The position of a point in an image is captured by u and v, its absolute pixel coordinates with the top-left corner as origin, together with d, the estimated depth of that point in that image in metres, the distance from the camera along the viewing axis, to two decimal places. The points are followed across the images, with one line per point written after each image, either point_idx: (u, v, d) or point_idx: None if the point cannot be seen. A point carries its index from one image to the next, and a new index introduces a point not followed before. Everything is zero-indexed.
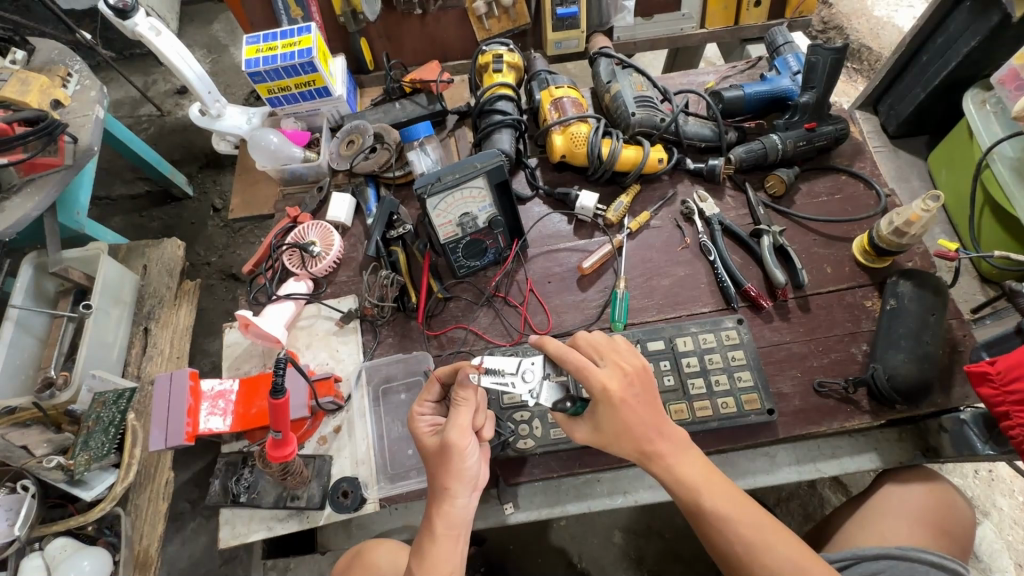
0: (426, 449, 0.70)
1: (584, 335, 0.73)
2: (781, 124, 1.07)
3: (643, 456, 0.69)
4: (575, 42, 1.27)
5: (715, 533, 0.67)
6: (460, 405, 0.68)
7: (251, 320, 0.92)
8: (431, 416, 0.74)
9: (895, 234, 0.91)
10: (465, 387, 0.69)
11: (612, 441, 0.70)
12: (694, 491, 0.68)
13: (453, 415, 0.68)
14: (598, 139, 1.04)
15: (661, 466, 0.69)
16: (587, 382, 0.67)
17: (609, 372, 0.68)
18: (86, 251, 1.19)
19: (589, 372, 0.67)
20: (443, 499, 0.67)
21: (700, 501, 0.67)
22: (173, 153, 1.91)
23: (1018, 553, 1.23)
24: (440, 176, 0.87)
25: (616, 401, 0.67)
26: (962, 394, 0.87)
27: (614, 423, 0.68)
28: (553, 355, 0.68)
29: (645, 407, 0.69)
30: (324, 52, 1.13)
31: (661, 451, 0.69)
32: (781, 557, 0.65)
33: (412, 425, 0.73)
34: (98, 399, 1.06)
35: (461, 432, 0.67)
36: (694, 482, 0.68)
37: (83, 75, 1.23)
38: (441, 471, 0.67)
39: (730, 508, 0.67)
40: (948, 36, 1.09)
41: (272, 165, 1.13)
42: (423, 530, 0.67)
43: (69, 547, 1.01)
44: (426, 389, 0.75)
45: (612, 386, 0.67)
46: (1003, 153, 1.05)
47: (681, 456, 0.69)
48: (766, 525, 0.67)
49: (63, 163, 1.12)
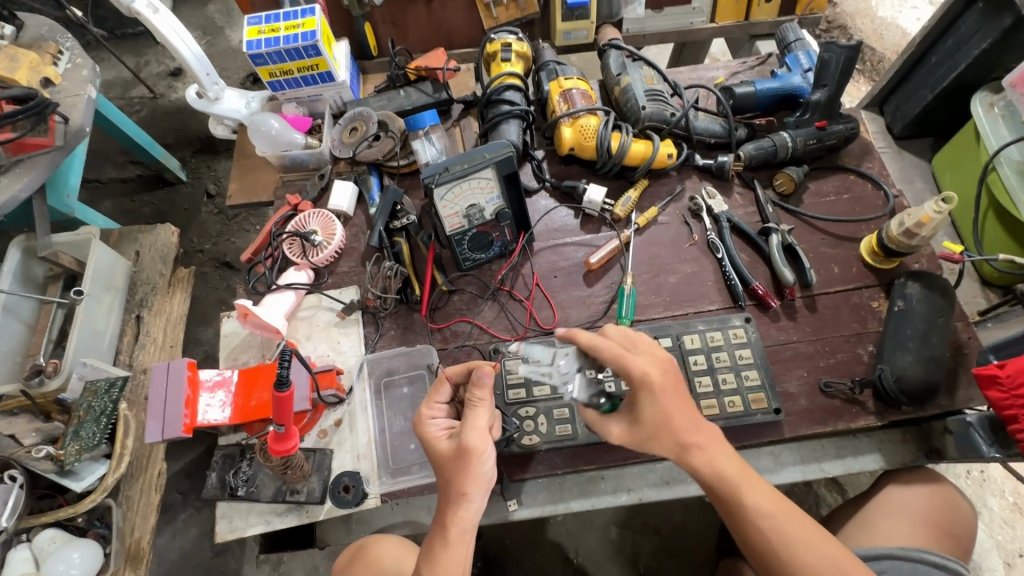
0: (439, 453, 0.68)
1: (613, 326, 0.73)
2: (791, 122, 1.06)
3: (682, 450, 0.68)
4: (584, 33, 1.25)
5: (751, 530, 0.67)
6: (476, 406, 0.67)
7: (251, 309, 0.90)
8: (443, 419, 0.72)
9: (905, 235, 0.91)
10: (479, 387, 0.67)
11: (649, 436, 0.69)
12: (736, 488, 0.67)
13: (469, 416, 0.67)
14: (608, 132, 1.02)
15: (700, 460, 0.68)
16: (625, 369, 0.68)
17: (648, 360, 0.68)
18: (77, 235, 1.15)
19: (628, 359, 0.67)
20: (458, 503, 0.65)
21: (739, 497, 0.66)
22: (166, 137, 1.86)
23: (1007, 552, 1.25)
24: (448, 166, 0.84)
25: (657, 389, 0.67)
26: (966, 396, 0.87)
27: (654, 413, 0.67)
28: (586, 346, 0.69)
29: (682, 399, 0.68)
30: (328, 35, 1.10)
31: (700, 444, 0.68)
32: (822, 556, 0.64)
33: (423, 428, 0.71)
34: (90, 388, 1.04)
35: (479, 435, 0.66)
36: (734, 478, 0.67)
37: (75, 53, 1.18)
38: (458, 476, 0.65)
39: (769, 505, 0.67)
40: (959, 37, 1.08)
41: (272, 151, 1.11)
42: (437, 531, 0.65)
43: (59, 540, 0.98)
44: (435, 389, 0.74)
45: (653, 373, 0.67)
46: (1009, 156, 1.06)
47: (717, 449, 0.68)
48: (804, 526, 0.66)
49: (54, 144, 1.08)
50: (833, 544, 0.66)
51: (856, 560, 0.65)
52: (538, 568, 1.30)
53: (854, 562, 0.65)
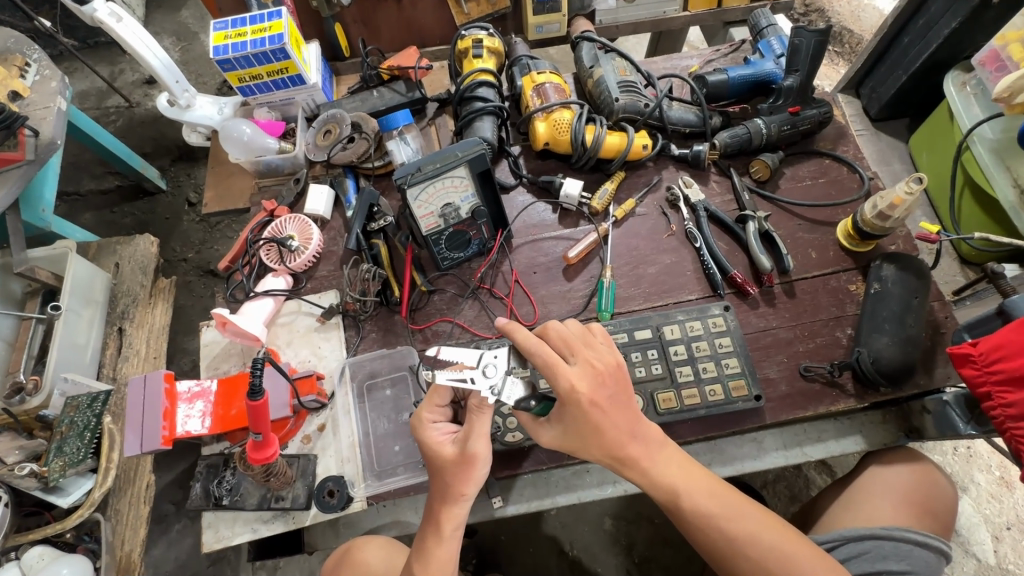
0: (443, 457, 0.68)
1: (557, 325, 0.71)
2: (765, 109, 1.06)
3: (616, 460, 0.71)
4: (557, 26, 1.24)
5: (700, 531, 0.71)
6: (473, 412, 0.66)
7: (228, 318, 0.90)
8: (444, 423, 0.71)
9: (879, 218, 0.92)
10: (481, 393, 0.66)
11: (580, 444, 0.70)
12: (674, 492, 0.71)
13: (473, 422, 0.66)
14: (581, 126, 1.02)
15: (636, 471, 0.71)
16: (556, 379, 0.66)
17: (580, 372, 0.67)
18: (54, 250, 1.13)
19: (559, 372, 0.66)
20: (455, 503, 0.67)
21: (678, 498, 0.71)
22: (144, 147, 1.84)
23: (994, 526, 1.27)
24: (420, 166, 0.85)
25: (585, 404, 0.66)
26: (944, 374, 0.88)
27: (582, 424, 0.68)
28: (521, 345, 0.66)
29: (615, 410, 0.69)
30: (297, 38, 1.08)
31: (632, 456, 0.70)
32: (767, 550, 0.69)
33: (424, 435, 0.70)
34: (72, 404, 1.03)
35: (482, 441, 0.66)
36: (672, 483, 0.71)
37: (42, 64, 1.16)
38: (459, 479, 0.66)
39: (709, 503, 0.71)
40: (930, 17, 1.08)
41: (245, 157, 1.10)
42: (430, 526, 0.68)
43: (47, 555, 0.98)
44: (434, 392, 0.72)
45: (582, 387, 0.66)
46: (982, 135, 1.06)
47: (653, 459, 0.71)
48: (755, 519, 0.71)
49: (24, 158, 1.06)
50: (790, 534, 0.71)
51: (805, 544, 0.70)
52: (534, 562, 1.31)
53: (807, 549, 0.70)
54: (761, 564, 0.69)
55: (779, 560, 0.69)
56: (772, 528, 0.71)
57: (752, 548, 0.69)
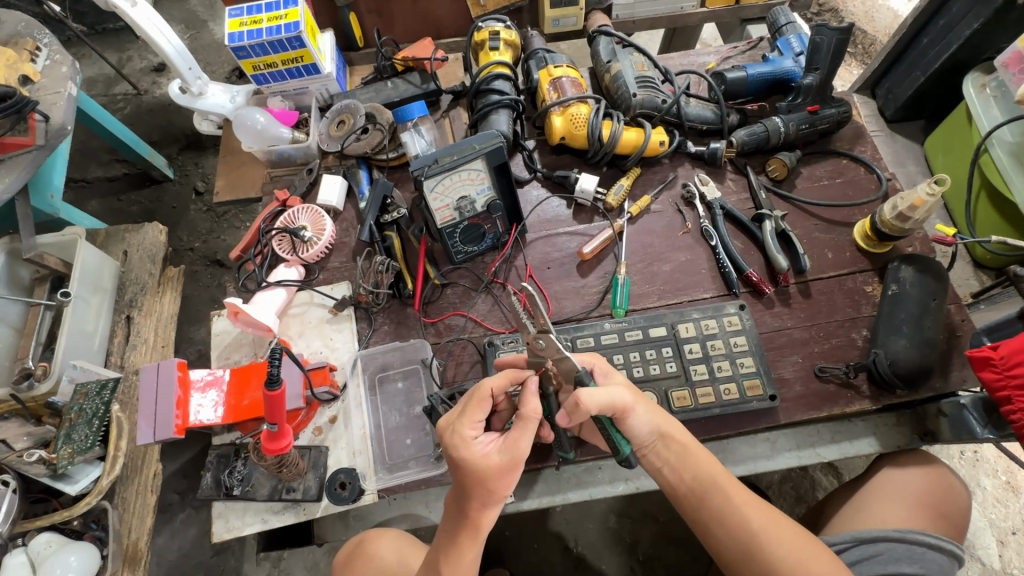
0: (493, 469, 0.64)
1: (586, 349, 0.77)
2: (783, 107, 1.05)
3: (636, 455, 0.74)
4: (573, 19, 1.23)
5: (718, 523, 0.73)
6: (528, 419, 0.65)
7: (241, 307, 0.89)
8: (484, 435, 0.68)
9: (898, 219, 0.91)
10: (532, 397, 0.65)
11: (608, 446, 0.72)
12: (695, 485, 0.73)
13: (524, 427, 0.65)
14: (598, 121, 1.01)
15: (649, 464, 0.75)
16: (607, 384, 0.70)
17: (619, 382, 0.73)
18: (63, 236, 1.13)
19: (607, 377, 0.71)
20: (493, 505, 0.66)
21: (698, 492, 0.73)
22: (151, 135, 1.83)
23: (1000, 530, 1.27)
24: (437, 158, 0.84)
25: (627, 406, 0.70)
26: (959, 377, 0.87)
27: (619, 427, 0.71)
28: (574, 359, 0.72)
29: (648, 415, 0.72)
30: (312, 26, 1.07)
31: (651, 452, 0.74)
32: (778, 549, 0.69)
33: (470, 450, 0.65)
34: (81, 391, 1.03)
35: (531, 444, 0.65)
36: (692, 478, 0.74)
37: (53, 49, 1.15)
38: (502, 482, 0.65)
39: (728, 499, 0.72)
40: (951, 17, 1.07)
41: (258, 146, 1.09)
42: (463, 530, 0.67)
43: (54, 543, 0.97)
44: (474, 407, 0.67)
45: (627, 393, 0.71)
46: (1002, 138, 1.05)
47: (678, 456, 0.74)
48: (770, 519, 0.72)
49: (34, 144, 1.06)
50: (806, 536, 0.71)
51: (820, 547, 0.70)
52: (538, 558, 1.31)
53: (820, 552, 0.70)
54: (772, 560, 0.69)
55: (788, 560, 0.68)
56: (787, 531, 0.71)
57: (763, 545, 0.70)
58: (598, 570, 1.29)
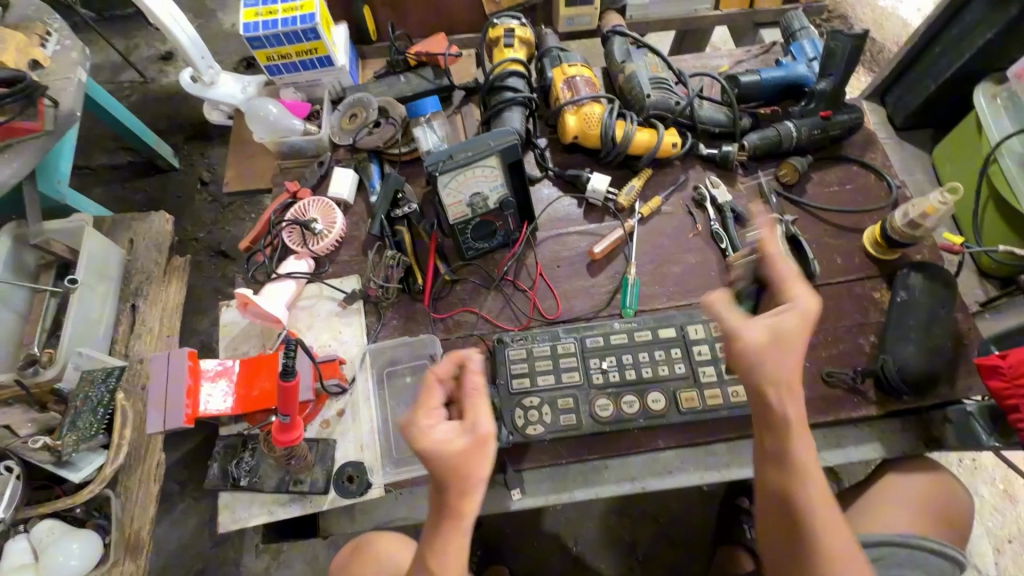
0: (458, 451, 0.64)
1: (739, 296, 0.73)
2: (796, 112, 1.05)
3: (769, 421, 0.65)
4: (587, 19, 1.23)
5: (802, 522, 0.63)
6: (472, 396, 0.68)
7: (251, 298, 0.89)
8: (442, 422, 0.68)
9: (909, 227, 0.91)
10: (477, 377, 0.70)
11: (754, 396, 0.66)
12: (801, 477, 0.63)
13: (478, 406, 0.67)
14: (612, 121, 1.01)
15: (777, 439, 0.65)
16: (737, 329, 0.67)
17: (762, 330, 0.66)
18: (70, 223, 1.13)
19: (747, 325, 0.66)
20: (473, 492, 0.65)
21: (798, 485, 0.63)
22: (157, 123, 1.82)
23: (997, 538, 1.28)
24: (451, 154, 0.84)
25: (760, 353, 0.65)
26: (966, 386, 0.88)
27: (765, 377, 0.65)
28: None
29: (792, 371, 0.65)
30: (327, 19, 1.07)
31: (783, 423, 0.64)
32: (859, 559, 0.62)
33: (427, 437, 0.65)
34: (86, 378, 1.03)
35: (489, 419, 0.67)
36: (800, 466, 0.64)
37: (63, 34, 1.15)
38: (478, 466, 0.65)
39: (825, 497, 0.63)
40: (963, 28, 1.07)
41: (270, 137, 1.09)
42: (445, 523, 0.65)
43: (56, 530, 0.98)
44: (427, 395, 0.69)
45: (765, 340, 0.65)
46: (1011, 147, 1.07)
47: (801, 432, 0.64)
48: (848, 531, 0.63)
49: (44, 129, 1.05)
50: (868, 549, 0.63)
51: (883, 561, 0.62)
52: (538, 555, 1.31)
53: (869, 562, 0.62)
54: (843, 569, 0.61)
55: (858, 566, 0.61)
56: (858, 547, 0.63)
57: (837, 563, 0.61)
58: (597, 569, 1.30)
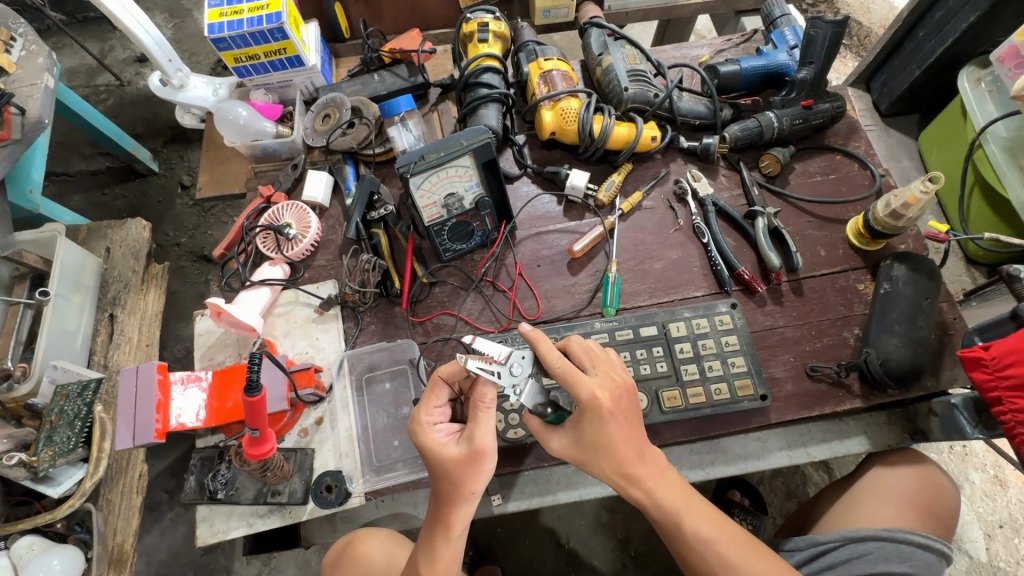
0: (451, 460, 0.64)
1: (578, 340, 0.72)
2: (777, 102, 1.03)
3: (623, 478, 0.69)
4: (565, 11, 1.21)
5: (691, 553, 0.71)
6: (480, 409, 0.64)
7: (224, 307, 0.87)
8: (445, 423, 0.68)
9: (891, 217, 0.90)
10: (488, 387, 0.64)
11: (590, 455, 0.69)
12: (676, 516, 0.70)
13: (478, 417, 0.65)
14: (589, 116, 0.99)
15: (639, 489, 0.70)
16: (576, 389, 0.66)
17: (600, 381, 0.68)
18: (42, 232, 1.10)
19: (579, 382, 0.66)
20: (465, 501, 0.65)
21: (681, 524, 0.70)
22: (134, 127, 1.79)
23: (987, 524, 1.28)
24: (423, 155, 0.82)
25: (604, 412, 0.66)
26: (950, 376, 0.87)
27: (598, 435, 0.67)
28: (543, 357, 0.66)
29: (628, 426, 0.68)
30: (296, 17, 1.04)
31: (640, 475, 0.69)
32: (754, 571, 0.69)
33: (426, 436, 0.66)
34: (61, 392, 1.01)
35: (490, 432, 0.64)
36: (676, 509, 0.70)
37: (28, 39, 1.11)
38: (469, 477, 0.64)
39: (710, 528, 0.71)
40: (947, 11, 1.05)
41: (241, 141, 1.06)
42: (436, 529, 0.66)
43: (36, 546, 0.96)
44: (431, 393, 0.68)
45: (602, 396, 0.66)
46: (996, 132, 1.05)
47: (658, 478, 0.70)
48: (746, 546, 0.71)
49: (11, 137, 1.02)
50: (765, 555, 0.71)
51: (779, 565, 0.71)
52: (531, 554, 1.31)
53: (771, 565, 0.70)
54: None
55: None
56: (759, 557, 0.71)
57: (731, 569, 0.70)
58: (590, 566, 1.29)
